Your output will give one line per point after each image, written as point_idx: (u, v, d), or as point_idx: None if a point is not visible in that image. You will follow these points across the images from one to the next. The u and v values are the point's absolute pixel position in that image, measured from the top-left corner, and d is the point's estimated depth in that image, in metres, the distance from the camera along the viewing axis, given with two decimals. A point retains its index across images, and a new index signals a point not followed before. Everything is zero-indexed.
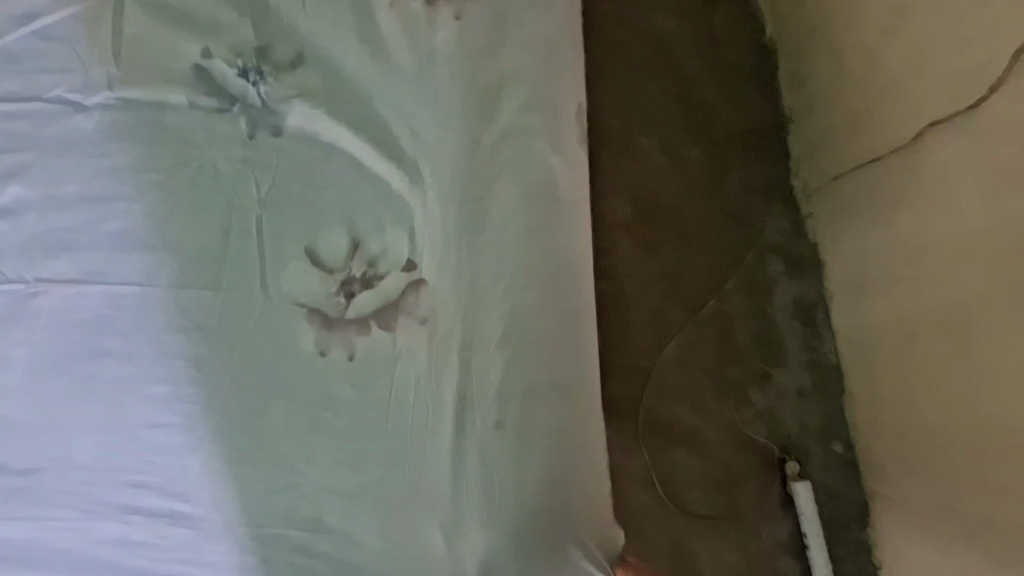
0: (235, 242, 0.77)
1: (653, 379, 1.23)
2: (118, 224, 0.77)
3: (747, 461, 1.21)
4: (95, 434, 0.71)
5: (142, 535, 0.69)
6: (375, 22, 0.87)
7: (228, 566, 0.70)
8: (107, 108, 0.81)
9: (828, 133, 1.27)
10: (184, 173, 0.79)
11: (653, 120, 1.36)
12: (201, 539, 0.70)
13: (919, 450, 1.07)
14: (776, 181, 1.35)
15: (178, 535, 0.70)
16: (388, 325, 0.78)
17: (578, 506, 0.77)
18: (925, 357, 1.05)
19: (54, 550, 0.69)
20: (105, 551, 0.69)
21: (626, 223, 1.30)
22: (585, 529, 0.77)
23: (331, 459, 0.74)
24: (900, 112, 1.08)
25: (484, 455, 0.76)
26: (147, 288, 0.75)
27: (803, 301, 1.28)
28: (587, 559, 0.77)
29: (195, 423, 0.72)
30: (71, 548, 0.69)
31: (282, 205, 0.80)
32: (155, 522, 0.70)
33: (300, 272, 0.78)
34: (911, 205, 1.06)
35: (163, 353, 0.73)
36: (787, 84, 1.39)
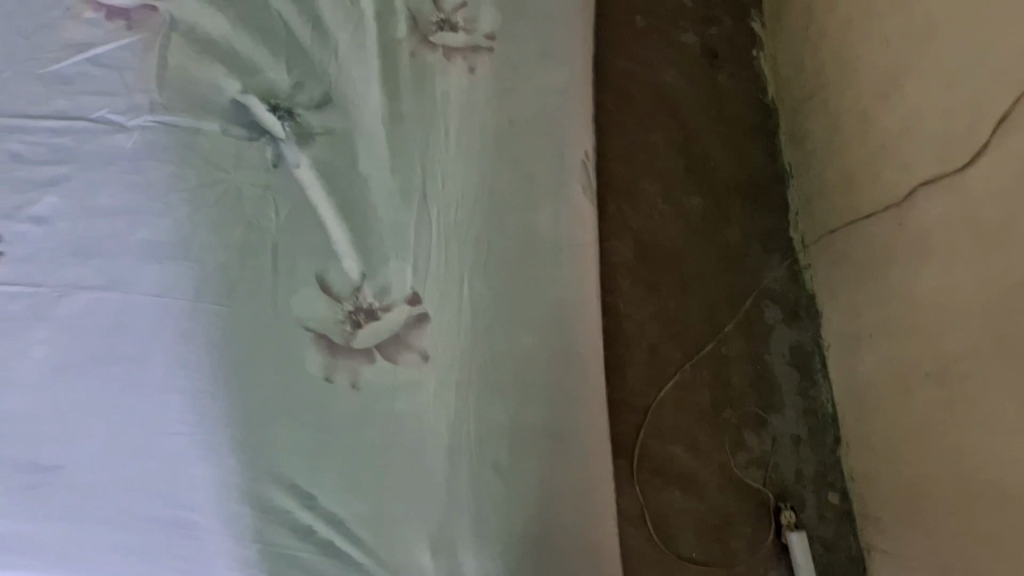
0: (253, 263, 0.81)
1: (649, 418, 1.24)
2: (146, 237, 0.81)
3: (741, 506, 1.20)
4: (105, 435, 0.73)
5: (142, 539, 0.71)
6: (401, 67, 0.94)
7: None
8: (145, 130, 0.87)
9: (825, 189, 1.33)
10: (211, 195, 0.84)
11: (657, 167, 1.42)
12: (198, 547, 0.71)
13: (913, 502, 1.08)
14: (775, 231, 1.39)
15: (177, 542, 0.71)
16: (393, 355, 0.81)
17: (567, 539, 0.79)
18: (919, 409, 1.06)
19: (58, 549, 0.70)
20: (107, 551, 0.70)
21: (627, 264, 1.34)
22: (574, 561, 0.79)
23: (338, 481, 0.75)
24: (893, 172, 1.13)
25: (480, 482, 0.78)
26: (167, 299, 0.78)
27: (799, 349, 1.31)
28: None
29: (203, 435, 0.74)
30: (73, 545, 0.70)
31: (300, 234, 0.84)
32: (155, 526, 0.71)
33: (311, 298, 0.81)
34: (903, 260, 1.10)
35: (177, 364, 0.76)
36: (786, 140, 1.46)
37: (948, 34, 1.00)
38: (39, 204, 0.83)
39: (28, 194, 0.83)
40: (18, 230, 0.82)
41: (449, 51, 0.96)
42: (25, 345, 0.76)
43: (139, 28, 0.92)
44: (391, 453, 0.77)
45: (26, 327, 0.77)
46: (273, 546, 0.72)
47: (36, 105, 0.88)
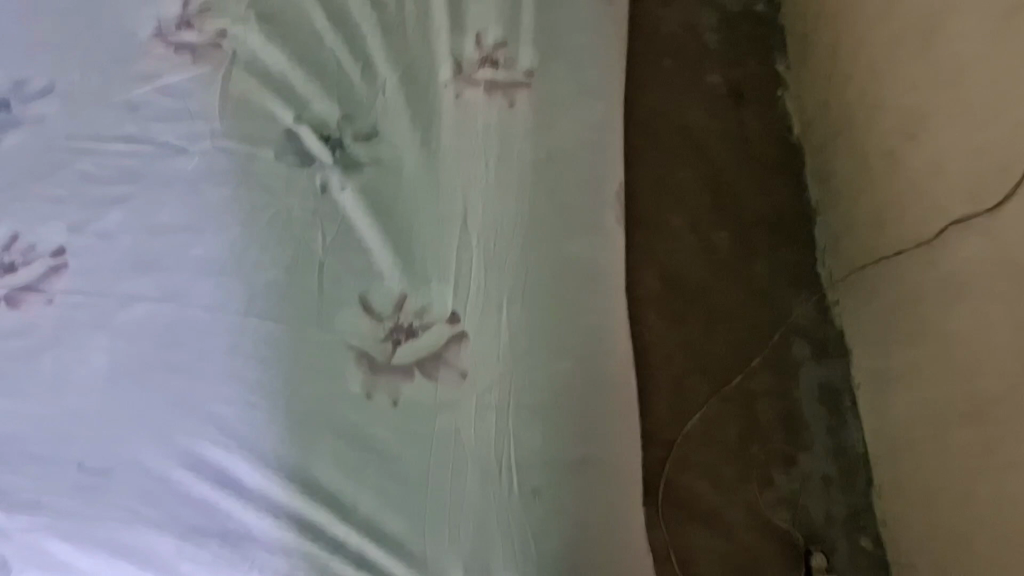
0: (299, 281, 0.85)
1: (675, 451, 1.23)
2: (201, 254, 0.85)
3: (770, 547, 1.17)
4: (152, 443, 0.76)
5: (182, 547, 0.72)
6: (446, 102, 0.99)
7: None
8: (205, 154, 0.92)
9: (852, 226, 1.34)
10: (263, 216, 0.88)
11: (683, 202, 1.45)
12: (236, 557, 0.72)
13: (952, 549, 1.04)
14: (803, 267, 1.40)
15: (216, 551, 0.72)
16: (431, 374, 0.82)
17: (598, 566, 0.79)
18: (955, 452, 1.04)
19: (104, 554, 0.72)
20: (147, 557, 0.72)
21: (653, 295, 1.35)
22: None
23: (375, 497, 0.76)
24: (922, 211, 1.14)
25: (512, 507, 0.78)
26: (218, 313, 0.82)
27: (828, 386, 1.29)
28: None
29: (247, 446, 0.76)
30: (116, 550, 0.72)
31: (346, 253, 0.87)
32: (196, 534, 0.73)
33: (353, 317, 0.84)
34: (934, 299, 1.10)
35: (225, 375, 0.79)
36: (813, 178, 1.48)
37: (976, 77, 1.02)
38: (103, 220, 0.88)
39: (94, 211, 0.89)
40: (83, 245, 0.87)
41: (490, 86, 1.01)
42: (83, 353, 0.80)
43: (203, 62, 0.99)
44: (428, 471, 0.78)
45: (85, 336, 0.81)
46: (312, 561, 0.73)
47: (107, 129, 0.94)
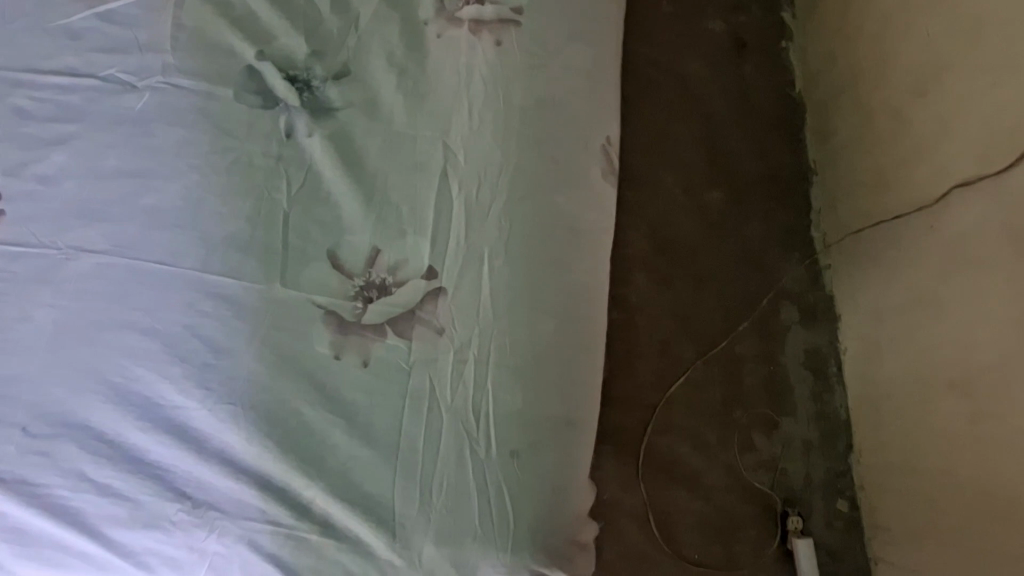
0: (262, 233, 0.78)
1: (658, 414, 1.21)
2: (154, 202, 0.78)
3: (747, 509, 1.18)
4: (105, 404, 0.71)
5: (141, 510, 0.70)
6: (424, 41, 0.90)
7: (226, 548, 0.70)
8: (156, 91, 0.83)
9: (852, 188, 1.28)
10: (223, 162, 0.81)
11: (678, 159, 1.38)
12: (200, 521, 0.70)
13: (925, 513, 1.05)
14: (796, 230, 1.35)
15: (178, 516, 0.70)
16: (405, 332, 0.78)
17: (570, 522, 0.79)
18: (939, 419, 1.03)
19: (62, 517, 0.69)
20: (104, 521, 0.69)
21: (644, 256, 1.31)
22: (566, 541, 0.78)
23: (344, 462, 0.73)
24: (926, 174, 1.10)
25: (487, 473, 0.75)
26: (174, 267, 0.76)
27: (814, 352, 1.28)
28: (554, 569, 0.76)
29: (207, 410, 0.72)
30: (71, 513, 0.69)
31: (313, 205, 0.81)
32: (156, 499, 0.70)
33: (320, 272, 0.78)
34: (931, 265, 1.07)
35: (183, 335, 0.74)
36: (813, 137, 1.41)
37: (996, 29, 0.95)
38: (44, 162, 0.80)
39: (34, 151, 0.81)
40: (23, 189, 0.79)
41: (474, 25, 0.92)
42: (27, 308, 0.74)
43: None
44: (402, 435, 0.74)
45: (29, 290, 0.75)
46: (278, 526, 0.71)
47: (46, 60, 0.85)
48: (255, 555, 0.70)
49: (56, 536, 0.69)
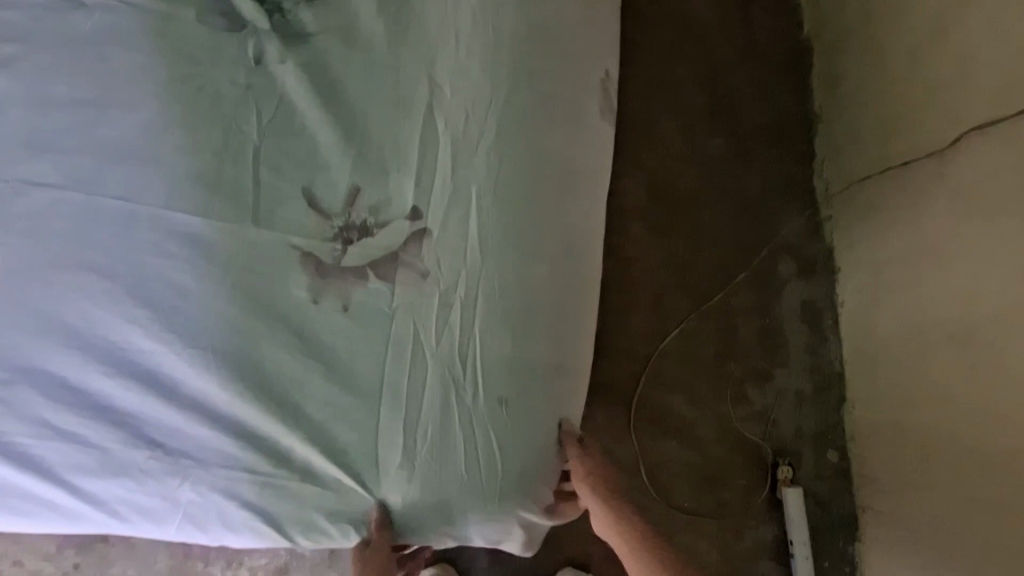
0: (230, 169, 0.73)
1: (651, 365, 1.19)
2: (111, 133, 0.72)
3: (737, 459, 1.18)
4: (66, 350, 0.68)
5: (117, 460, 0.69)
6: None
7: (208, 495, 0.70)
8: (106, 9, 0.75)
9: (859, 133, 1.22)
10: (185, 91, 0.74)
11: (678, 103, 1.30)
12: (179, 469, 0.70)
13: (914, 463, 1.05)
14: (798, 179, 1.30)
15: (155, 466, 0.69)
16: (388, 276, 0.73)
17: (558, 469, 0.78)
18: (936, 371, 1.02)
19: (29, 465, 0.69)
20: (81, 470, 0.69)
21: (640, 206, 1.25)
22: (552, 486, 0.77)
23: (324, 411, 0.71)
24: (939, 117, 1.04)
25: (474, 421, 0.73)
26: (135, 205, 0.71)
27: (812, 305, 1.25)
28: (529, 510, 0.76)
29: (175, 355, 0.69)
30: (46, 460, 0.69)
31: (286, 140, 0.75)
32: (131, 448, 0.69)
33: (296, 211, 0.74)
34: (935, 214, 1.04)
35: (149, 276, 0.70)
36: (820, 81, 1.33)
37: None
38: None
39: None
40: None
41: None
42: None
43: None
44: (385, 382, 0.72)
45: None
46: (256, 474, 0.70)
47: None
48: (234, 501, 0.71)
49: (24, 482, 0.70)
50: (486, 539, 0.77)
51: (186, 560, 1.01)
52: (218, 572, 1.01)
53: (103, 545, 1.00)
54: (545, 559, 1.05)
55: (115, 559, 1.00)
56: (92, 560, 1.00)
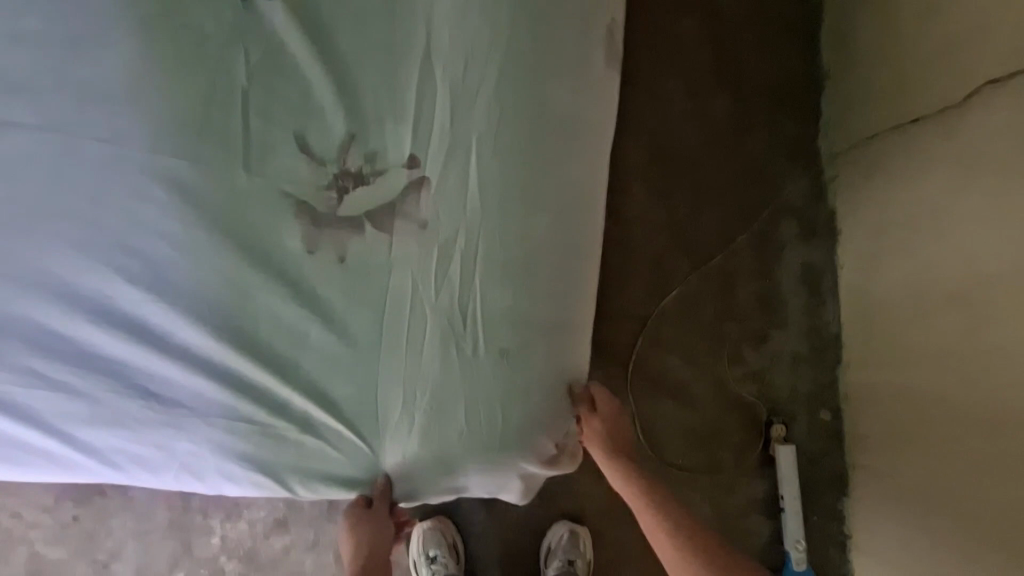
0: (218, 112, 0.69)
1: (649, 325, 1.19)
2: (89, 71, 0.68)
3: (731, 418, 1.19)
4: (54, 298, 0.67)
5: (111, 411, 0.68)
6: None
7: (205, 446, 0.70)
8: None
9: (869, 89, 1.18)
10: (166, 27, 0.69)
11: (684, 56, 1.25)
12: (175, 420, 0.69)
13: (905, 422, 1.06)
14: (803, 138, 1.27)
15: (152, 417, 0.69)
16: (385, 227, 0.71)
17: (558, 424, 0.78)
18: (933, 331, 1.02)
19: (19, 416, 0.68)
20: (74, 420, 0.68)
21: (642, 164, 1.22)
22: (550, 440, 0.77)
23: (322, 364, 0.70)
24: (953, 71, 1.01)
25: (473, 375, 0.72)
26: (118, 148, 0.68)
27: (811, 266, 1.24)
28: (524, 462, 0.75)
29: (167, 305, 0.67)
30: (38, 411, 0.68)
31: (275, 82, 0.71)
32: (125, 400, 0.68)
33: (288, 158, 0.71)
34: (943, 171, 1.02)
35: (138, 223, 0.67)
36: (831, 34, 1.28)
37: None
38: None
39: None
40: None
41: None
42: None
43: None
44: (383, 335, 0.71)
45: None
46: (253, 425, 0.70)
47: None
48: (231, 454, 0.70)
49: (14, 432, 0.68)
50: (485, 488, 0.78)
51: (185, 511, 1.02)
52: (217, 525, 1.02)
53: (101, 499, 1.01)
54: (540, 513, 1.07)
55: (114, 511, 1.01)
56: (90, 513, 1.00)
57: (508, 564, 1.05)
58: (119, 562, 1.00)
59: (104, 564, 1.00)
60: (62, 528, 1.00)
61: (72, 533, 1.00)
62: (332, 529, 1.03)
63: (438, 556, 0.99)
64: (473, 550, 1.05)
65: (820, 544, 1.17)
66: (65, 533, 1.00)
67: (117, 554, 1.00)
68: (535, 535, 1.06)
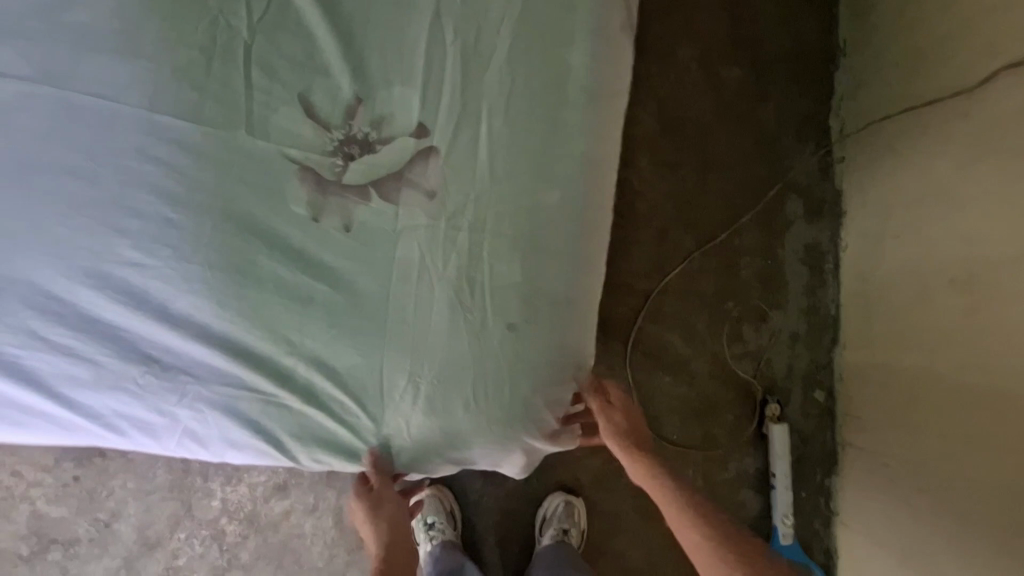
0: (219, 69, 0.67)
1: (650, 302, 1.18)
2: (84, 21, 0.65)
3: (727, 395, 1.20)
4: (53, 260, 0.65)
5: (113, 375, 0.67)
6: None
7: (209, 412, 0.69)
8: None
9: (884, 66, 1.15)
10: None
11: (697, 27, 1.22)
12: (178, 386, 0.68)
13: (900, 403, 1.08)
14: (815, 116, 1.24)
15: (154, 382, 0.68)
16: (392, 195, 0.70)
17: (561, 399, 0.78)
18: (934, 315, 1.02)
19: (20, 377, 0.67)
20: (76, 384, 0.68)
21: (650, 138, 1.20)
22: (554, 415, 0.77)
23: (326, 334, 0.69)
24: (972, 51, 0.98)
25: (478, 348, 0.71)
26: (116, 105, 0.65)
27: (815, 246, 1.23)
28: (530, 436, 0.75)
29: (169, 269, 0.66)
30: (39, 372, 0.67)
31: (279, 40, 0.68)
32: (128, 364, 0.67)
33: (292, 120, 0.68)
34: (955, 153, 1.00)
35: (138, 184, 0.65)
36: (849, 8, 1.24)
37: None
38: None
39: None
40: None
41: None
42: None
43: None
44: (389, 305, 0.70)
45: None
46: (258, 393, 0.69)
47: None
48: (234, 420, 0.70)
49: (14, 392, 0.68)
50: (487, 463, 0.78)
51: (186, 474, 1.03)
52: (217, 488, 1.03)
53: (101, 460, 1.01)
54: (537, 483, 1.09)
55: (114, 472, 1.01)
56: (91, 473, 1.01)
57: (504, 532, 1.07)
58: (119, 522, 1.01)
59: (105, 523, 1.01)
60: (63, 487, 1.00)
61: (73, 493, 1.00)
62: (331, 494, 1.04)
63: (435, 522, 1.02)
64: (470, 517, 1.07)
65: (807, 517, 1.20)
66: (66, 492, 1.00)
67: (118, 514, 1.01)
68: (531, 504, 1.08)
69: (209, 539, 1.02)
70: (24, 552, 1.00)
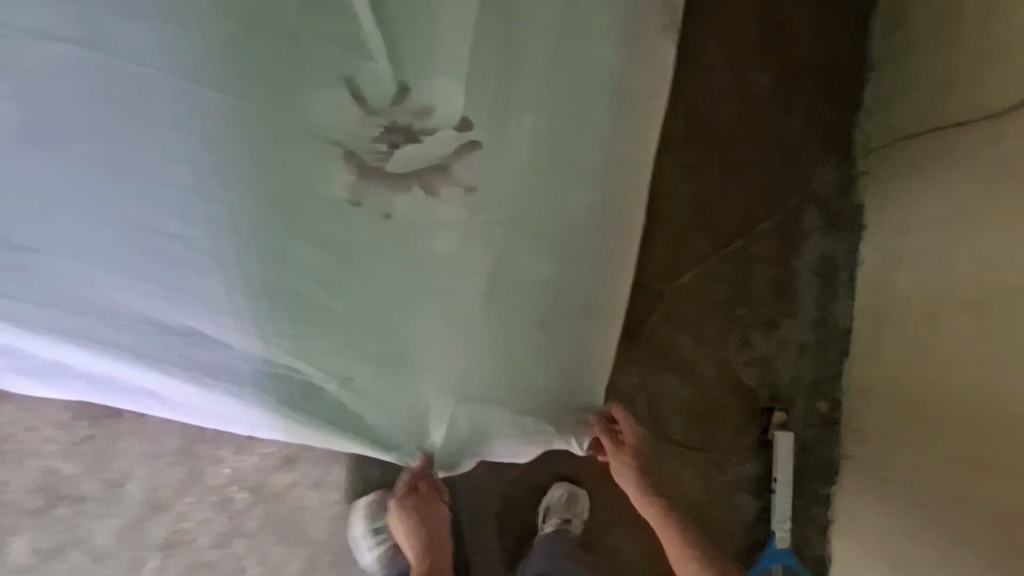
0: (260, 44, 0.65)
1: (662, 303, 1.20)
2: None
3: (733, 400, 1.22)
4: (100, 226, 0.65)
5: (150, 345, 0.69)
6: None
7: (242, 387, 0.71)
8: None
9: (914, 86, 1.15)
10: None
11: (731, 31, 1.21)
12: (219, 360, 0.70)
13: (903, 420, 1.10)
14: (840, 129, 1.24)
15: (195, 355, 0.70)
16: (431, 188, 0.71)
17: (576, 391, 0.82)
18: (945, 337, 1.03)
19: (66, 335, 0.67)
20: (117, 350, 0.69)
21: (675, 139, 1.19)
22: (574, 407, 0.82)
23: (355, 317, 0.71)
24: (1005, 78, 0.97)
25: (505, 339, 0.74)
26: (154, 74, 0.63)
27: (829, 259, 1.24)
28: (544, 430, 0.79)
29: (212, 246, 0.66)
30: (81, 336, 0.67)
31: (320, 20, 0.67)
32: (170, 336, 0.69)
33: (335, 104, 0.68)
34: (979, 179, 1.00)
35: (176, 158, 0.64)
36: (884, 23, 1.23)
37: None
38: None
39: None
40: None
41: None
42: None
43: None
44: (421, 292, 0.72)
45: None
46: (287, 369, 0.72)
47: None
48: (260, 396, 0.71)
49: (65, 354, 0.69)
50: (505, 454, 0.80)
51: (198, 440, 1.04)
52: (227, 456, 1.05)
53: (116, 420, 1.03)
54: (541, 472, 1.11)
55: (127, 434, 1.03)
56: (104, 433, 1.02)
57: (505, 517, 1.09)
58: (130, 482, 1.03)
59: (116, 482, 1.02)
60: (75, 445, 1.02)
61: (86, 450, 1.02)
62: (339, 468, 1.06)
63: None
64: (471, 501, 1.08)
65: (802, 523, 1.22)
66: (80, 450, 1.02)
67: (129, 474, 1.03)
68: (534, 492, 1.10)
69: (217, 505, 1.04)
70: (36, 505, 1.01)
